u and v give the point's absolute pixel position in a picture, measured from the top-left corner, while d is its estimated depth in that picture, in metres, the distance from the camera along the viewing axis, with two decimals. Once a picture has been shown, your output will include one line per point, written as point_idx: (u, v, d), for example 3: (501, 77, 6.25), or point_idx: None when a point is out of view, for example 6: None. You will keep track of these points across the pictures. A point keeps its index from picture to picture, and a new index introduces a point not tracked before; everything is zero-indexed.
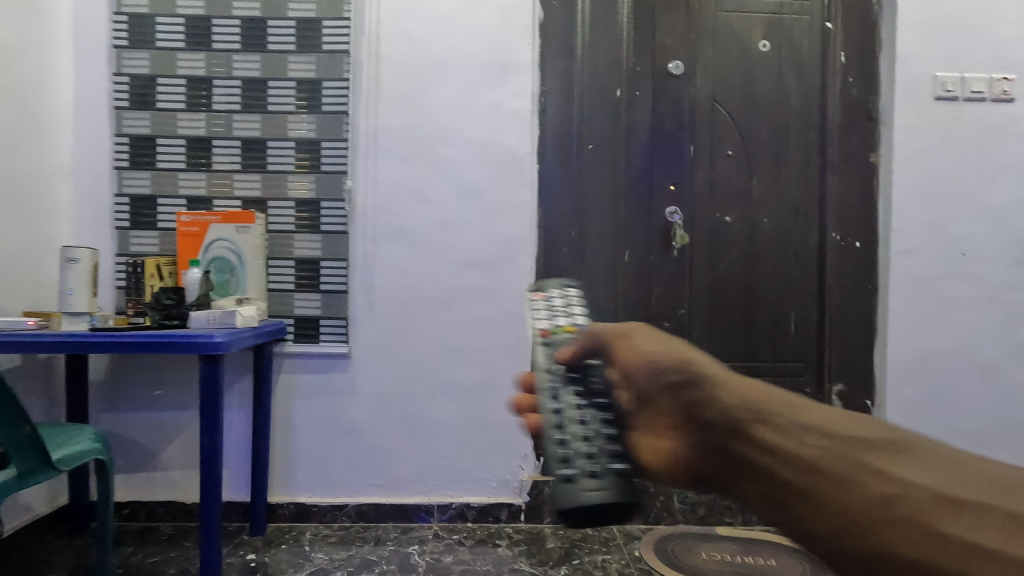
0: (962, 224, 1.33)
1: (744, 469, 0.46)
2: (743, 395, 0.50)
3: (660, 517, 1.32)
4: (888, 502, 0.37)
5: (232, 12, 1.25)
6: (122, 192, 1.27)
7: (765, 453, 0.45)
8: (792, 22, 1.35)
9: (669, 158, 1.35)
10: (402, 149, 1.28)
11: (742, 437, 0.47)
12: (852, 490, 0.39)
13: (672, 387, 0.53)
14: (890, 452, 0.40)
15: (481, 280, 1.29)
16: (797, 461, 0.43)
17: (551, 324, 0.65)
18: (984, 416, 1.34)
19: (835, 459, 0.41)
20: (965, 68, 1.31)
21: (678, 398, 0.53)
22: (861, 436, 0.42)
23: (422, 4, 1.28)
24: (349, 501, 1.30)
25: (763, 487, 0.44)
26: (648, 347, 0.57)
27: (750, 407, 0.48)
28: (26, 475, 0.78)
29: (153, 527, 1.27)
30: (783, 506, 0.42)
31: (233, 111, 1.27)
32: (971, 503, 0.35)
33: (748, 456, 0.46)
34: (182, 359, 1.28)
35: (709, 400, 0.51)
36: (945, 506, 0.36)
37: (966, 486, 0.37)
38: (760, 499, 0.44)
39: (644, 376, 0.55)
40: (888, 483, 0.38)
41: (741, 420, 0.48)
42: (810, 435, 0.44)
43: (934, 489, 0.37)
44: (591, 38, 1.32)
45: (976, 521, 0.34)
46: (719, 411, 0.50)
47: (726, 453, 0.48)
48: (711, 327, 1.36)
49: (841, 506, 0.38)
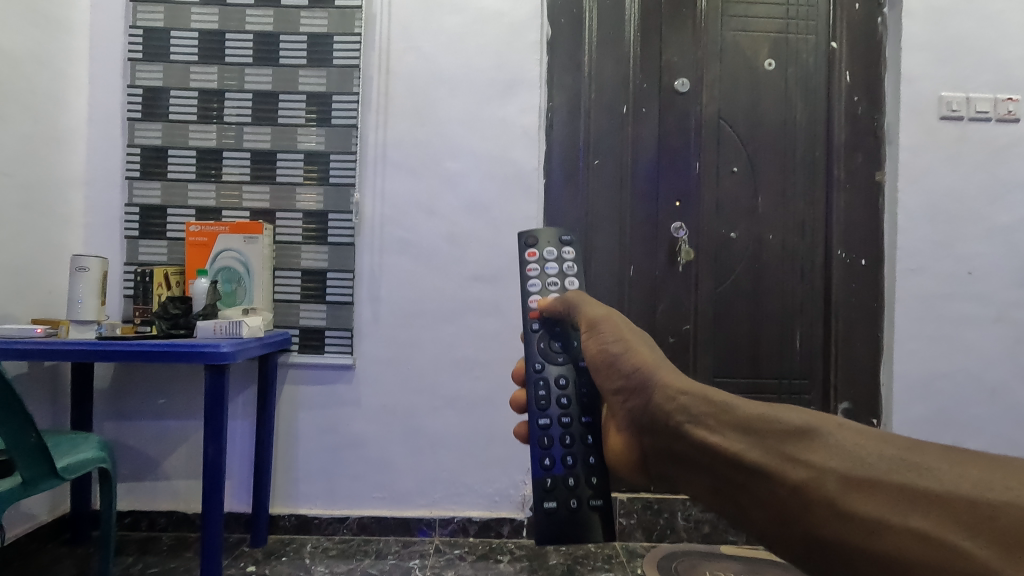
0: (968, 243, 1.33)
1: (683, 461, 0.48)
2: (685, 392, 0.50)
3: (664, 535, 1.31)
4: (804, 491, 0.38)
5: (245, 27, 1.27)
6: (133, 201, 1.28)
7: (700, 450, 0.46)
8: (798, 41, 1.37)
9: (675, 174, 1.36)
10: (411, 162, 1.29)
11: (680, 434, 0.48)
12: (769, 479, 0.40)
13: (621, 386, 0.57)
14: (805, 441, 0.40)
15: (487, 293, 1.29)
16: (725, 455, 0.43)
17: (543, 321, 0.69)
18: (991, 436, 1.33)
19: (758, 451, 0.41)
20: (970, 89, 1.32)
21: (626, 401, 0.56)
22: (783, 427, 0.42)
23: (432, 21, 1.29)
24: (350, 513, 1.29)
25: (702, 480, 0.46)
26: (603, 339, 0.60)
27: (692, 399, 0.49)
28: (32, 482, 0.79)
29: (155, 537, 1.27)
30: (723, 497, 0.44)
31: (244, 123, 1.28)
32: (873, 485, 0.35)
33: (686, 451, 0.47)
34: (187, 368, 1.29)
35: (652, 397, 0.52)
36: (851, 490, 0.36)
37: (874, 464, 0.36)
38: (701, 489, 0.46)
39: (602, 371, 0.59)
40: (802, 472, 0.38)
41: (674, 419, 0.49)
42: (738, 428, 0.44)
43: (843, 473, 0.37)
44: (598, 56, 1.34)
45: (874, 504, 0.34)
46: (655, 409, 0.51)
47: (667, 452, 0.50)
48: (716, 344, 1.36)
49: (774, 496, 0.39)
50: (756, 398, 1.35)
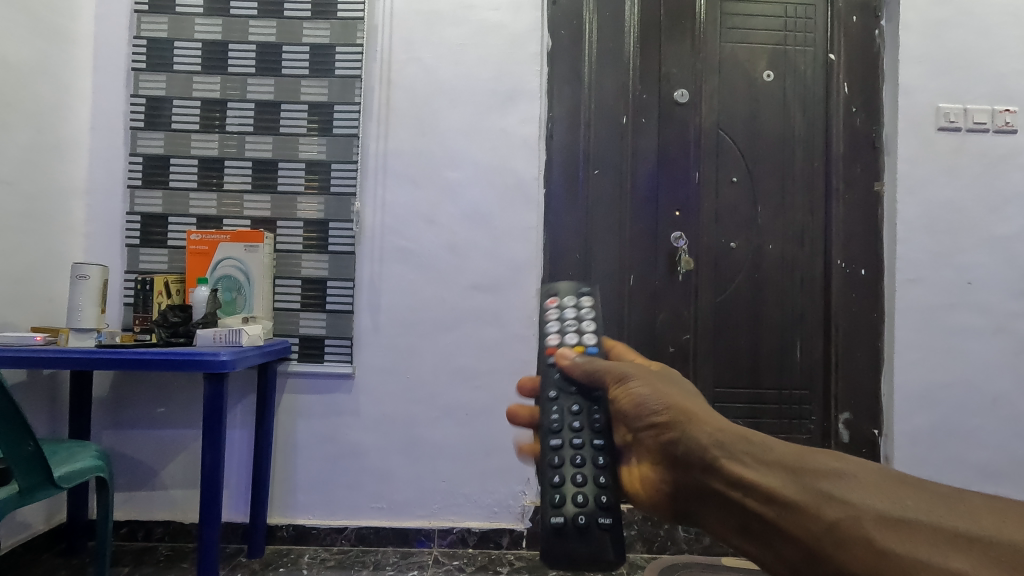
0: (968, 253, 1.33)
1: (713, 498, 0.48)
2: (719, 429, 0.51)
3: (665, 547, 1.30)
4: (840, 528, 0.38)
5: (248, 38, 1.29)
6: (134, 210, 1.29)
7: (733, 486, 0.46)
8: (797, 53, 1.38)
9: (673, 184, 1.36)
10: (412, 172, 1.30)
11: (714, 468, 0.49)
12: (806, 515, 0.40)
13: (649, 428, 0.57)
14: (841, 478, 0.41)
15: (486, 302, 1.29)
16: (758, 489, 0.44)
17: (562, 343, 0.67)
18: (994, 447, 1.32)
19: (793, 488, 0.43)
20: (968, 100, 1.33)
21: (655, 437, 0.56)
22: (818, 467, 0.43)
23: (433, 32, 1.31)
24: (348, 524, 1.28)
25: (733, 517, 0.46)
26: (633, 387, 0.60)
27: (728, 435, 0.50)
28: (28, 492, 0.78)
29: (151, 547, 1.26)
30: (752, 535, 0.44)
31: (246, 133, 1.29)
32: (913, 527, 0.36)
33: (719, 488, 0.48)
34: (187, 377, 1.29)
35: (686, 432, 0.53)
36: (890, 529, 0.37)
37: (910, 507, 0.37)
38: (731, 527, 0.46)
39: (634, 416, 0.59)
40: (838, 509, 0.39)
41: (710, 453, 0.50)
42: (775, 466, 0.45)
43: (879, 511, 0.38)
44: (598, 69, 1.35)
45: (916, 544, 0.35)
46: (687, 445, 0.52)
47: (698, 488, 0.50)
48: (716, 353, 1.36)
49: (808, 532, 0.40)
50: (757, 409, 1.35)
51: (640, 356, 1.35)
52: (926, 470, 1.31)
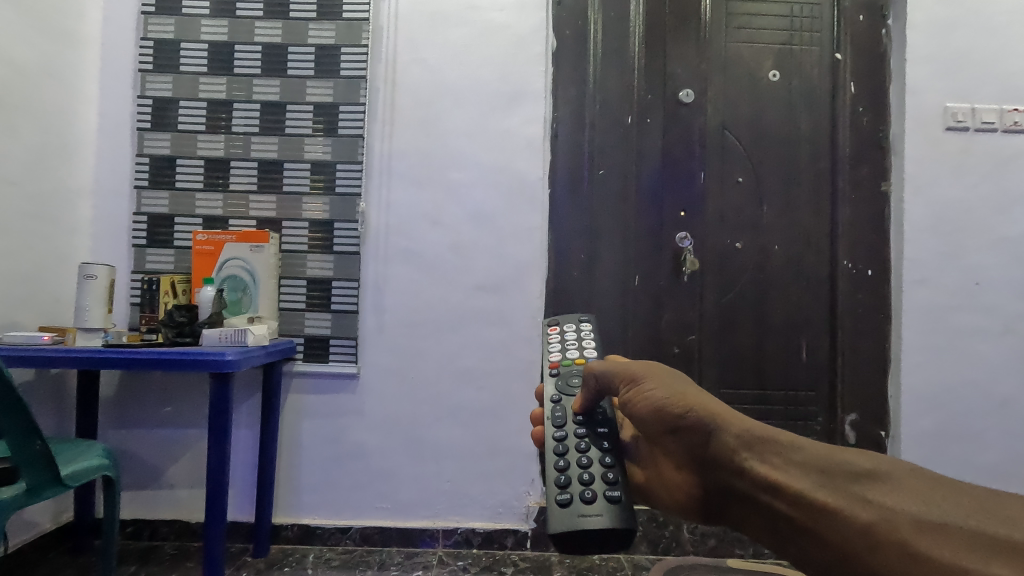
0: (976, 254, 1.32)
1: (743, 500, 0.48)
2: (746, 429, 0.50)
3: (669, 548, 1.29)
4: (873, 533, 0.38)
5: (254, 39, 1.29)
6: (141, 211, 1.29)
7: (764, 488, 0.46)
8: (802, 52, 1.37)
9: (680, 184, 1.36)
10: (416, 172, 1.30)
11: (742, 471, 0.48)
12: (841, 521, 0.40)
13: (677, 429, 0.54)
14: (875, 482, 0.41)
15: (491, 303, 1.29)
16: (788, 492, 0.44)
17: (563, 357, 0.72)
18: (1003, 449, 1.31)
19: (827, 491, 0.43)
20: (976, 100, 1.32)
21: (683, 440, 0.54)
22: (852, 467, 0.43)
23: (438, 33, 1.31)
24: (353, 524, 1.28)
25: (763, 521, 0.47)
26: (645, 389, 0.57)
27: (755, 434, 0.49)
28: (35, 491, 0.78)
29: (157, 546, 1.26)
30: (784, 539, 0.45)
31: (251, 133, 1.30)
32: (952, 533, 0.36)
33: (749, 491, 0.48)
34: (192, 377, 1.29)
35: (711, 434, 0.52)
36: (927, 534, 0.36)
37: (949, 512, 0.37)
38: (762, 530, 0.47)
39: (652, 420, 0.57)
40: (873, 513, 0.39)
41: (738, 456, 0.49)
42: (807, 467, 0.45)
43: (916, 516, 0.38)
44: (602, 69, 1.35)
45: (954, 551, 0.35)
46: (717, 448, 0.51)
47: (727, 490, 0.50)
48: (721, 354, 1.35)
49: (842, 536, 0.40)
50: (761, 411, 1.34)
51: (645, 357, 1.34)
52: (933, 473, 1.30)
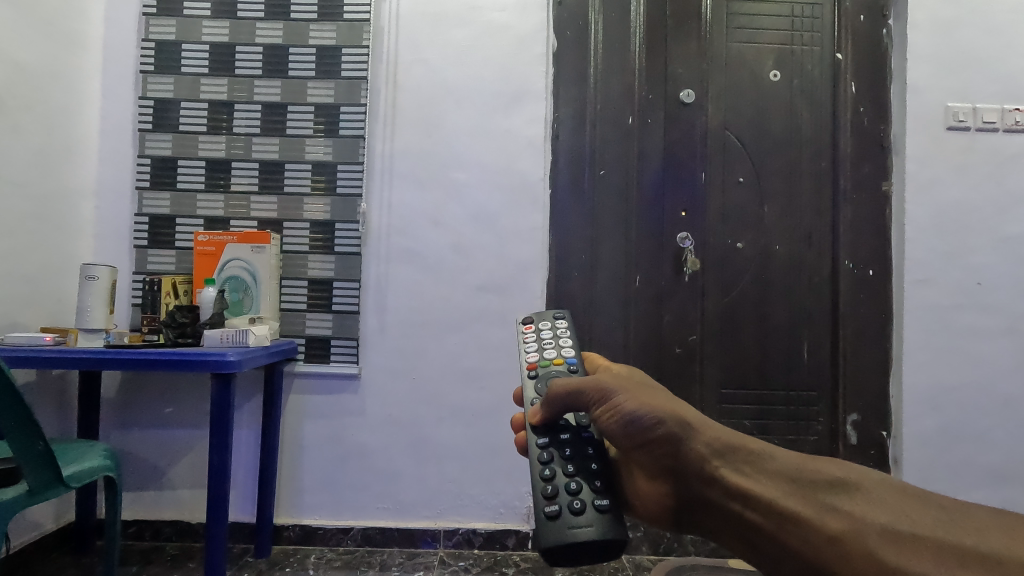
0: (978, 254, 1.32)
1: (712, 508, 0.50)
2: (717, 438, 0.52)
3: (671, 548, 1.29)
4: (842, 540, 0.42)
5: (255, 40, 1.29)
6: (142, 212, 1.30)
7: (733, 496, 0.48)
8: (803, 52, 1.37)
9: (681, 184, 1.36)
10: (417, 173, 1.30)
11: (714, 478, 0.50)
12: (813, 529, 0.43)
13: (648, 443, 0.54)
14: (847, 493, 0.45)
15: (492, 303, 1.29)
16: (761, 499, 0.47)
17: (541, 357, 0.71)
18: (1005, 449, 1.31)
19: (800, 500, 0.45)
20: (977, 99, 1.32)
21: (652, 453, 0.54)
22: (824, 478, 0.47)
23: (439, 34, 1.31)
24: (355, 524, 1.28)
25: (732, 529, 0.48)
26: (619, 402, 0.56)
27: (726, 444, 0.51)
28: (37, 491, 0.78)
29: (159, 547, 1.26)
30: (755, 547, 0.47)
31: (253, 134, 1.30)
32: (920, 544, 0.39)
33: (718, 499, 0.49)
34: (194, 378, 1.29)
35: (681, 445, 0.52)
36: (895, 545, 0.40)
37: (917, 524, 0.40)
38: (732, 538, 0.49)
39: (623, 435, 0.55)
40: (845, 523, 0.42)
41: (709, 465, 0.50)
42: (778, 475, 0.48)
43: (885, 527, 0.41)
44: (603, 69, 1.35)
45: (920, 560, 0.38)
46: (686, 459, 0.52)
47: (695, 499, 0.51)
48: (723, 354, 1.35)
49: (814, 544, 0.43)
50: (763, 411, 1.34)
51: (647, 357, 1.34)
52: (935, 473, 1.30)
